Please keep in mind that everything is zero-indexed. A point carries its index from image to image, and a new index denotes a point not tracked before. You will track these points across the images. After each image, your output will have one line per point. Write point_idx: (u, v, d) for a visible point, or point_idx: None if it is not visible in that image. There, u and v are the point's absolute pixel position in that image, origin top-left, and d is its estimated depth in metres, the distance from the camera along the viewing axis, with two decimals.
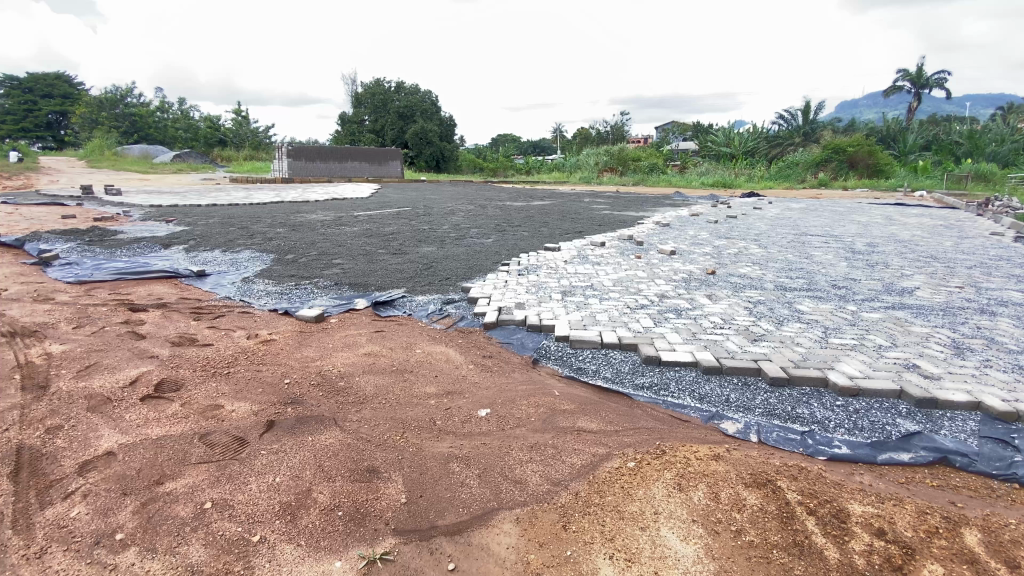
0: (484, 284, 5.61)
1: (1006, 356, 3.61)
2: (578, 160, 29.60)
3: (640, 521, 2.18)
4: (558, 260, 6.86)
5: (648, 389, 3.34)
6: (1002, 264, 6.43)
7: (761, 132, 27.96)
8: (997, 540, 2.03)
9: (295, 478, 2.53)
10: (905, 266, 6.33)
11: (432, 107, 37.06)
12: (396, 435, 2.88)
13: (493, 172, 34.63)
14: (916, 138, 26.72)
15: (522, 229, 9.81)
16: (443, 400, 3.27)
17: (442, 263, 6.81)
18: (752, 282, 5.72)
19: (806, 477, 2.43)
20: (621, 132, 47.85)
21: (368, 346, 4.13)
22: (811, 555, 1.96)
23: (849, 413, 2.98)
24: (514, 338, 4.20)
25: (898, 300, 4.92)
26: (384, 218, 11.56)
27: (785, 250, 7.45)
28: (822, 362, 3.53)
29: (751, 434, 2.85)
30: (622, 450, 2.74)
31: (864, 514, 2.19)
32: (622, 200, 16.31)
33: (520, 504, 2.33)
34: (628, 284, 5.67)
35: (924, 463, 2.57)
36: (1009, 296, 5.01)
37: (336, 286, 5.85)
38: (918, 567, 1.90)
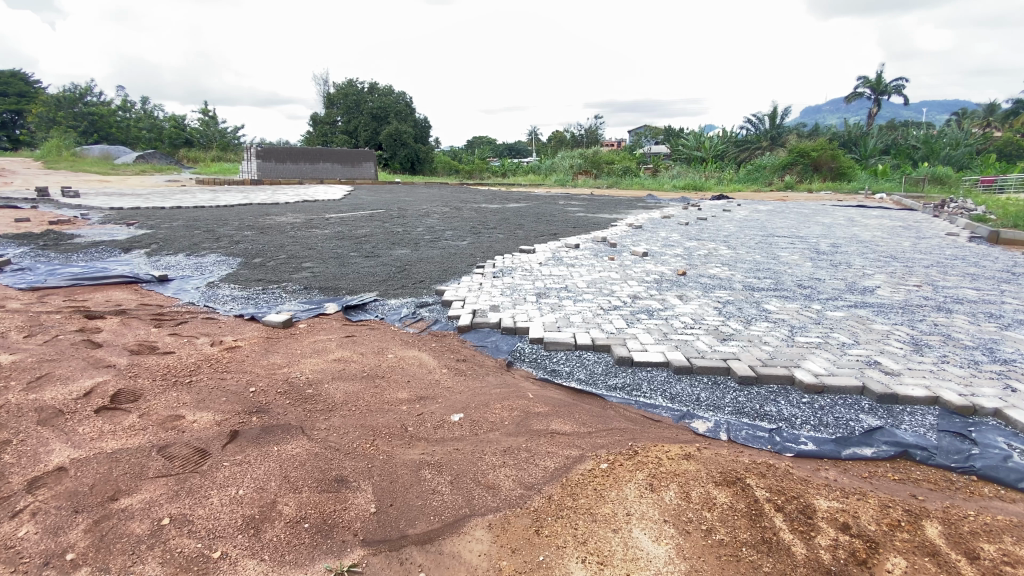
0: (459, 287, 5.55)
1: (961, 352, 3.75)
2: (554, 163, 29.88)
3: (613, 523, 2.18)
4: (533, 262, 6.86)
5: (620, 390, 3.35)
6: (957, 263, 6.72)
7: (729, 137, 28.76)
8: (956, 532, 2.09)
9: (260, 490, 2.43)
10: (867, 266, 6.55)
11: (406, 108, 36.76)
12: (366, 443, 2.81)
13: (468, 174, 34.55)
14: (876, 143, 27.82)
15: (497, 231, 9.78)
16: (415, 406, 3.21)
17: (415, 266, 6.73)
18: (722, 282, 5.83)
19: (773, 474, 2.47)
20: (595, 135, 48.54)
21: (339, 351, 4.03)
22: (779, 551, 1.99)
23: (814, 409, 3.05)
24: (488, 341, 4.16)
25: (860, 299, 5.07)
26: (357, 220, 11.37)
27: (753, 251, 7.63)
28: (788, 361, 3.60)
29: (721, 432, 2.88)
30: (595, 452, 2.73)
31: (829, 509, 2.23)
32: (596, 203, 16.50)
33: (492, 510, 2.30)
34: (601, 285, 5.70)
35: (886, 457, 2.64)
36: (963, 294, 5.23)
37: (305, 290, 5.71)
38: (881, 560, 1.94)
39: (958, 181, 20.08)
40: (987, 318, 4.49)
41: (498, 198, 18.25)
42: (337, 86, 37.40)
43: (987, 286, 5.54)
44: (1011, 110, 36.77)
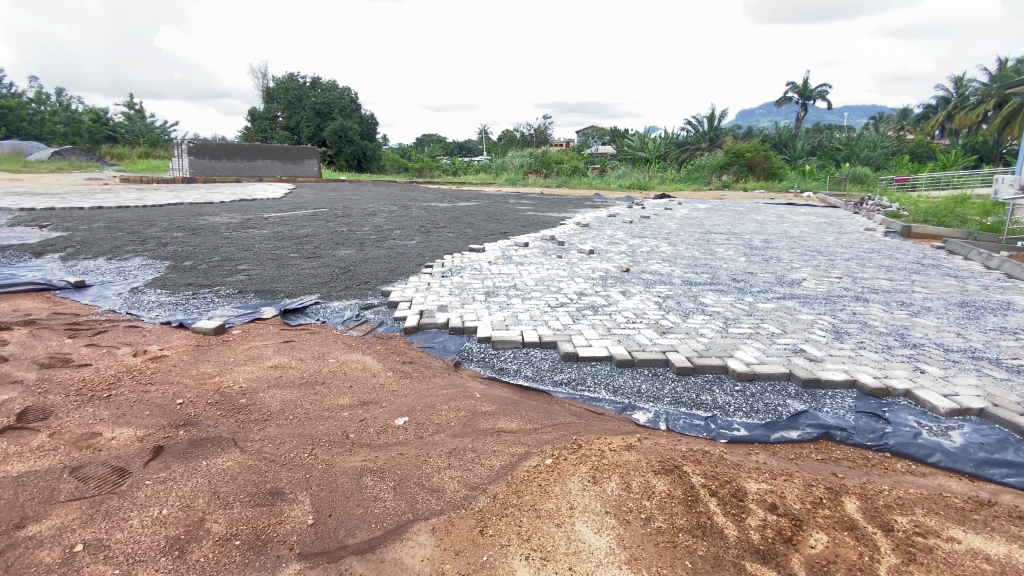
0: (406, 287, 5.45)
1: (876, 339, 4.06)
2: (504, 163, 30.03)
3: (556, 517, 2.19)
4: (482, 261, 6.83)
5: (566, 385, 3.40)
6: (874, 256, 7.27)
7: (670, 138, 30.04)
8: (872, 507, 2.26)
9: (186, 509, 2.28)
10: (795, 260, 6.97)
11: (351, 104, 35.72)
12: (304, 452, 2.69)
13: (417, 173, 33.97)
14: (804, 145, 29.75)
15: (446, 230, 9.68)
16: (358, 411, 3.11)
17: (360, 266, 6.54)
18: (663, 277, 6.03)
19: (709, 460, 2.58)
20: (543, 136, 49.30)
21: (276, 358, 3.85)
22: (713, 535, 2.07)
23: (746, 397, 3.21)
24: (435, 341, 4.10)
25: (789, 292, 5.39)
26: (298, 220, 10.92)
27: (692, 248, 7.96)
28: (722, 351, 3.78)
29: (661, 422, 2.98)
30: (540, 448, 2.75)
31: (759, 491, 2.35)
32: (546, 202, 16.70)
33: (436, 513, 2.25)
34: (549, 283, 5.76)
35: (810, 439, 2.81)
36: (878, 284, 5.68)
37: (240, 294, 5.41)
38: (804, 536, 2.06)
39: (875, 181, 21.76)
40: (899, 306, 4.89)
41: (447, 197, 18.10)
42: (276, 80, 35.81)
43: (899, 277, 6.03)
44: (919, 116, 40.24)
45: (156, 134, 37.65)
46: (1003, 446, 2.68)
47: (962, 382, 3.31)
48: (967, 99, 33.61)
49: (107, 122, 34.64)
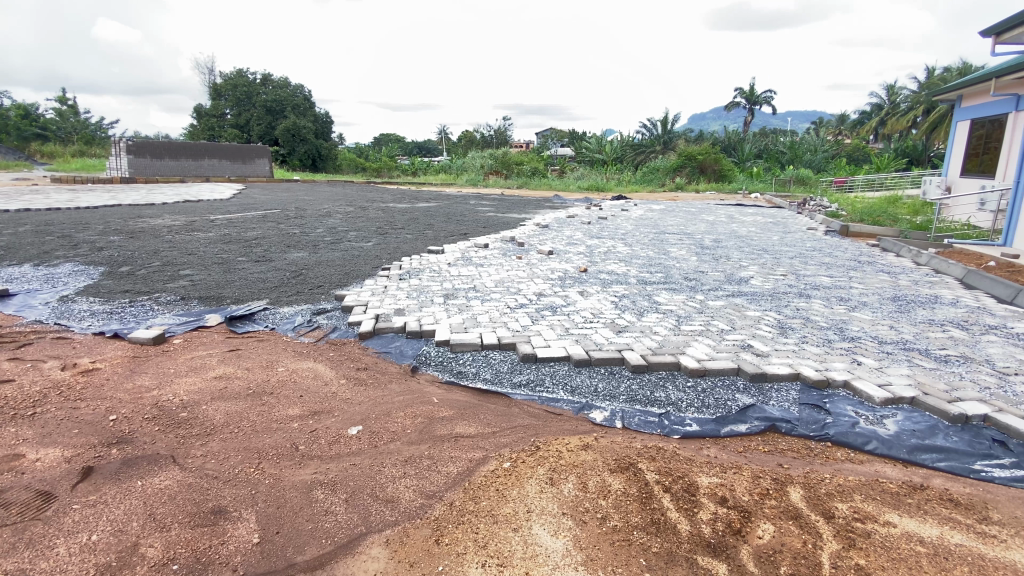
0: (361, 291, 5.30)
1: (818, 333, 4.27)
2: (464, 163, 29.94)
3: (513, 522, 2.17)
4: (440, 263, 6.76)
5: (524, 387, 3.38)
6: (815, 254, 7.67)
7: (626, 141, 30.79)
8: (815, 495, 2.36)
9: (118, 533, 2.12)
10: (743, 258, 7.26)
11: (304, 102, 34.68)
12: (249, 467, 2.56)
13: (375, 173, 33.31)
14: (751, 148, 31.11)
15: (403, 232, 9.52)
16: (309, 422, 2.99)
17: (313, 270, 6.34)
18: (619, 277, 6.15)
19: (662, 456, 2.63)
20: (503, 137, 49.44)
21: (221, 368, 3.66)
22: (667, 531, 2.10)
23: (697, 392, 3.30)
24: (391, 346, 4.01)
25: (738, 289, 5.59)
26: (246, 222, 10.46)
27: (647, 247, 8.15)
28: (675, 348, 3.87)
29: (617, 420, 3.02)
30: (498, 451, 2.72)
31: (710, 484, 2.41)
32: (506, 203, 16.73)
33: (390, 524, 2.18)
34: (509, 284, 5.75)
35: (757, 432, 2.91)
36: (818, 281, 5.98)
37: (182, 301, 5.13)
38: (752, 527, 2.13)
39: (816, 182, 23.00)
40: (837, 302, 5.16)
41: (405, 197, 17.83)
42: (224, 76, 34.35)
43: (838, 274, 6.37)
44: (855, 121, 42.84)
45: (92, 131, 35.32)
46: (932, 432, 2.86)
47: (895, 372, 3.52)
48: (897, 106, 36.01)
49: (36, 117, 32.22)
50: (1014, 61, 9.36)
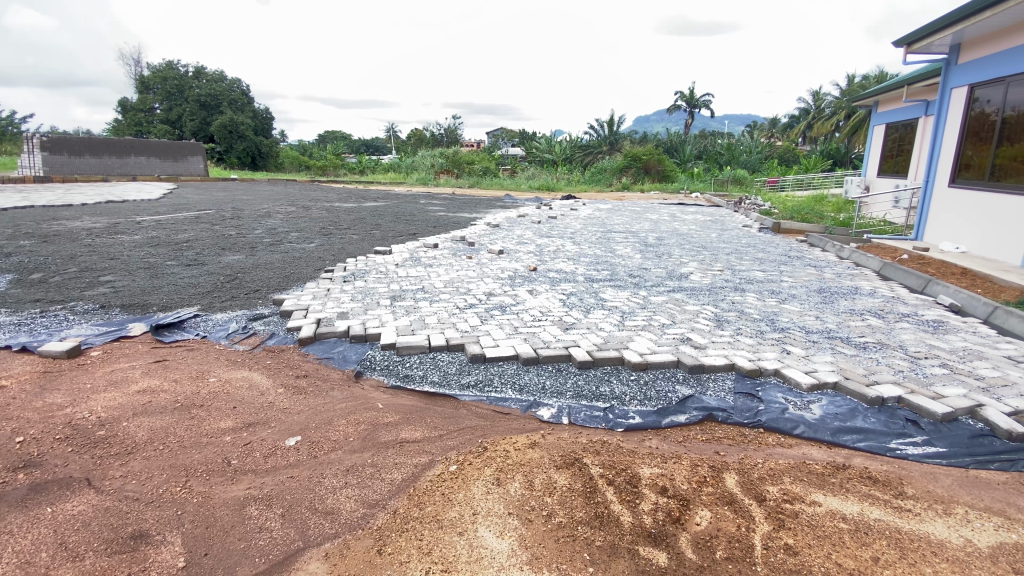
0: (302, 295, 5.10)
1: (751, 325, 4.49)
2: (414, 162, 29.49)
3: (458, 526, 2.14)
4: (387, 263, 6.60)
5: (473, 388, 3.35)
6: (749, 250, 8.09)
7: (575, 141, 31.43)
8: (749, 479, 2.47)
9: (24, 566, 1.93)
10: (684, 255, 7.55)
11: (241, 97, 33.04)
12: (175, 486, 2.40)
13: (319, 172, 32.15)
14: (692, 149, 32.46)
15: (349, 233, 9.23)
16: (242, 434, 2.83)
17: (250, 273, 6.04)
18: (567, 275, 6.23)
19: (606, 450, 2.69)
20: (455, 135, 49.26)
21: (145, 381, 3.40)
22: (610, 524, 2.14)
23: (640, 386, 3.39)
24: (334, 352, 3.87)
25: (679, 285, 5.80)
26: (178, 224, 9.83)
27: (594, 246, 8.32)
28: (620, 343, 3.97)
29: (563, 417, 3.05)
30: (445, 455, 2.68)
31: (651, 475, 2.48)
32: (457, 202, 16.62)
33: (330, 537, 2.10)
34: (458, 284, 5.70)
35: (696, 421, 3.02)
36: (752, 275, 6.30)
37: (102, 309, 4.75)
38: (691, 515, 2.21)
39: (752, 182, 24.29)
40: (769, 294, 5.45)
41: (352, 197, 17.35)
42: (152, 67, 32.21)
43: (770, 268, 6.74)
44: (785, 125, 45.59)
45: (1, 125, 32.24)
46: (853, 414, 3.08)
47: (820, 359, 3.76)
48: (822, 111, 38.63)
49: None
50: (922, 70, 10.24)
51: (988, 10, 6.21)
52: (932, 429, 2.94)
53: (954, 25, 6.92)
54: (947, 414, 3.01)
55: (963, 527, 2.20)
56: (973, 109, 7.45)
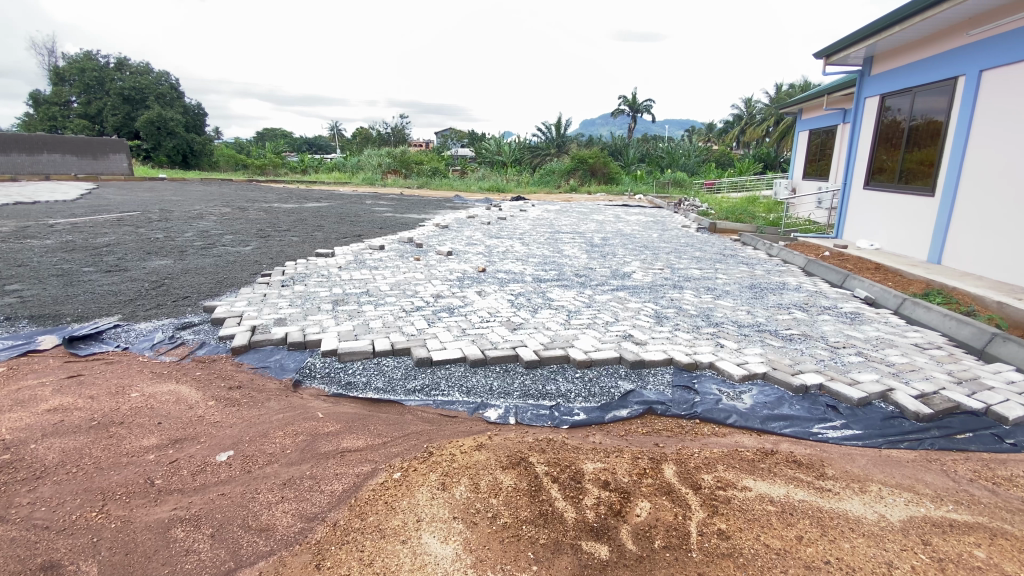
0: (236, 301, 4.85)
1: (688, 320, 4.69)
2: (359, 162, 28.73)
3: (401, 534, 2.10)
4: (330, 266, 6.38)
5: (419, 392, 3.31)
6: (688, 249, 8.45)
7: (523, 142, 31.72)
8: (685, 469, 2.58)
9: None
10: (626, 254, 7.79)
11: (170, 91, 31.07)
12: (90, 512, 2.21)
13: (257, 172, 30.63)
14: (636, 152, 33.55)
15: (288, 235, 8.85)
16: (168, 452, 2.65)
17: (178, 279, 5.67)
18: (516, 276, 6.27)
19: (551, 448, 2.73)
20: (402, 134, 48.48)
21: (57, 399, 3.11)
22: (554, 521, 2.17)
23: (584, 382, 3.47)
24: (270, 360, 3.70)
25: (622, 283, 5.97)
26: (97, 227, 9.11)
27: (542, 246, 8.43)
28: (565, 342, 4.03)
29: (510, 417, 3.07)
30: (389, 462, 2.62)
31: (594, 470, 2.55)
32: (405, 203, 16.34)
33: (264, 555, 2.00)
34: (404, 287, 5.59)
35: (637, 415, 3.12)
36: (691, 273, 6.57)
37: (5, 322, 4.31)
38: (631, 506, 2.28)
39: (691, 184, 25.38)
40: (705, 291, 5.71)
41: (292, 197, 16.66)
42: (67, 57, 29.72)
43: (706, 266, 7.07)
44: (721, 130, 48.00)
45: None
46: (780, 402, 3.28)
47: (750, 352, 3.98)
48: (754, 117, 40.97)
49: None
50: (840, 80, 11.05)
51: (896, 26, 6.80)
52: (850, 413, 3.19)
53: (867, 39, 7.54)
54: (862, 398, 3.26)
55: (876, 503, 2.39)
56: (884, 118, 8.12)
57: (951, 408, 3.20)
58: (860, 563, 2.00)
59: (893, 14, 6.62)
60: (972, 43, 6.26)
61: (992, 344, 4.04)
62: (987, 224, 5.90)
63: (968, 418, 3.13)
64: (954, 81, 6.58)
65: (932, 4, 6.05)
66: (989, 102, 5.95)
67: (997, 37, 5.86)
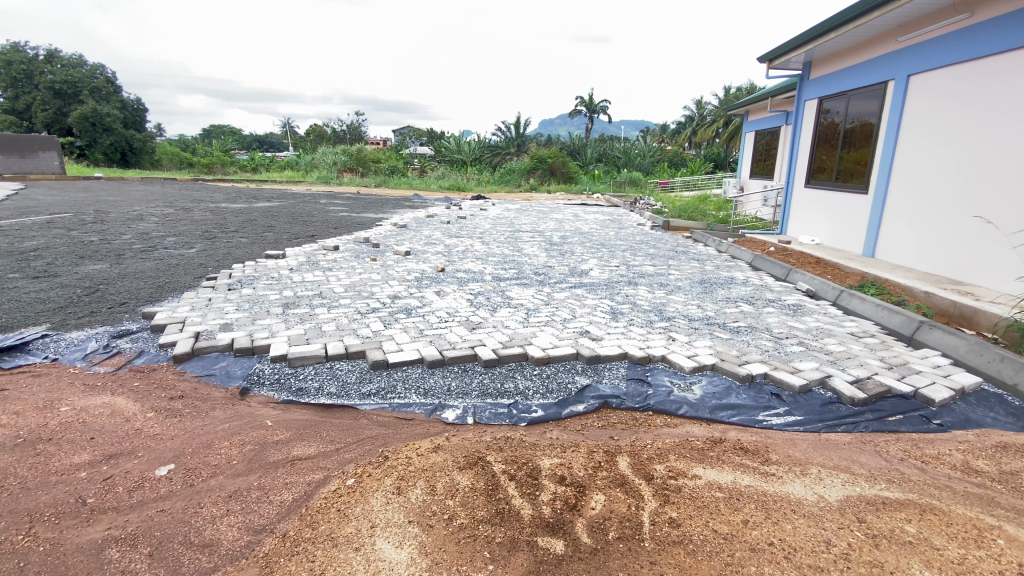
0: (179, 307, 4.62)
1: (642, 315, 4.81)
2: (314, 160, 27.89)
3: (354, 542, 2.05)
4: (281, 268, 6.16)
5: (374, 396, 3.25)
6: (643, 246, 8.67)
7: (483, 141, 31.66)
8: (639, 461, 2.64)
9: None
10: (584, 252, 7.92)
11: (106, 85, 29.29)
12: (14, 535, 2.05)
13: (204, 171, 29.25)
14: (594, 152, 34.09)
15: (236, 236, 8.49)
16: (102, 469, 2.50)
17: (114, 284, 5.35)
18: (475, 275, 6.24)
19: (509, 446, 2.74)
20: (359, 132, 47.41)
21: None
22: (510, 519, 2.18)
23: (542, 379, 3.49)
24: (215, 368, 3.55)
25: (579, 281, 6.06)
26: (23, 230, 8.48)
27: (501, 245, 8.44)
28: (523, 340, 4.05)
29: (468, 417, 3.06)
30: (342, 469, 2.56)
31: (551, 465, 2.57)
32: (362, 202, 15.98)
33: (208, 571, 1.91)
34: (360, 288, 5.47)
35: (593, 409, 3.18)
36: (645, 270, 6.74)
37: None
38: (587, 499, 2.32)
39: (647, 182, 26.00)
40: (659, 287, 5.87)
41: (242, 197, 15.98)
42: None
43: (659, 262, 7.28)
44: (675, 130, 49.42)
45: None
46: (727, 392, 3.41)
47: (701, 344, 4.12)
48: (705, 119, 42.45)
49: None
50: (783, 84, 11.60)
51: (833, 32, 7.19)
52: (792, 400, 3.35)
53: (806, 44, 7.94)
54: (803, 386, 3.44)
55: (816, 484, 2.52)
56: (823, 120, 8.57)
57: (883, 392, 3.43)
58: (801, 542, 2.11)
59: (829, 20, 7.00)
60: (901, 49, 6.69)
61: (920, 331, 4.34)
62: (916, 219, 6.31)
63: (898, 401, 3.36)
64: (884, 85, 7.01)
65: (864, 12, 6.44)
66: (917, 104, 6.37)
67: (923, 43, 6.28)
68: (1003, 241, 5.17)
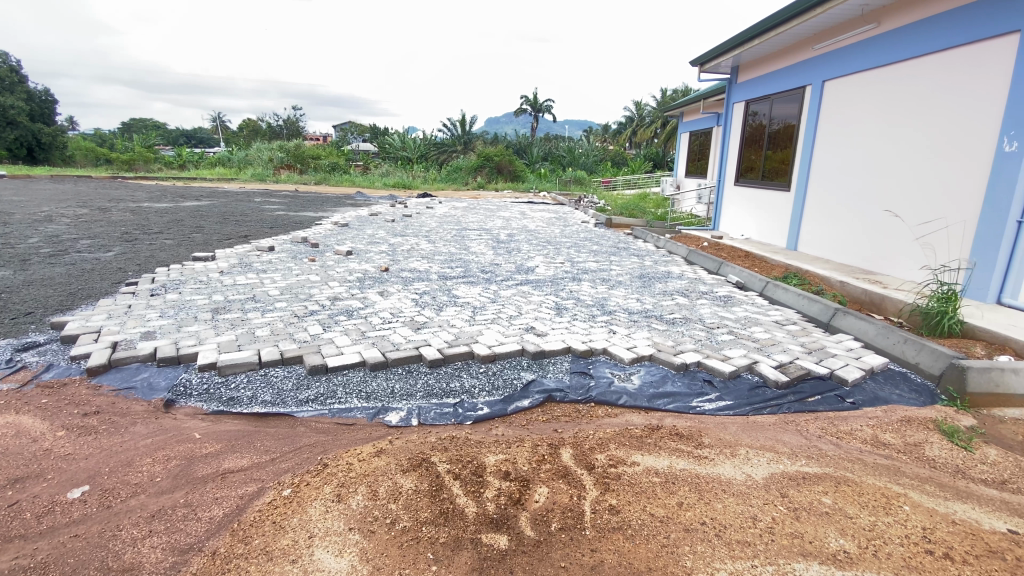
0: (95, 315, 4.28)
1: (585, 310, 4.93)
2: (248, 157, 26.48)
3: (291, 553, 1.99)
4: (210, 272, 5.81)
5: (312, 402, 3.14)
6: (586, 243, 8.88)
7: (428, 139, 31.25)
8: (581, 452, 2.71)
9: None
10: (529, 250, 8.02)
11: (8, 74, 26.59)
12: None
13: (124, 168, 27.04)
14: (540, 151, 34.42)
15: (161, 238, 7.93)
16: (4, 494, 2.28)
17: (18, 292, 4.88)
18: (421, 274, 6.16)
19: (454, 445, 2.73)
20: (297, 128, 45.49)
21: None
22: (454, 518, 2.18)
23: (488, 376, 3.51)
24: (135, 380, 3.31)
25: (525, 278, 6.12)
26: None
27: (448, 244, 8.39)
28: (469, 338, 4.05)
29: (413, 418, 3.03)
30: (278, 479, 2.47)
31: (495, 462, 2.60)
32: (301, 201, 15.34)
33: None
34: (298, 290, 5.27)
35: (537, 404, 3.23)
36: (588, 266, 6.90)
37: None
38: (530, 494, 2.35)
39: (592, 181, 26.49)
40: (601, 282, 6.04)
41: (168, 196, 14.94)
42: None
43: (601, 259, 7.49)
44: (618, 129, 50.71)
45: None
46: (664, 380, 3.57)
47: (640, 336, 4.27)
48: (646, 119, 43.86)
49: None
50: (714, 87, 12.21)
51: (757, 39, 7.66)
52: (722, 386, 3.55)
53: (734, 49, 8.42)
54: (732, 372, 3.65)
55: (744, 464, 2.69)
56: (750, 122, 9.10)
57: (803, 374, 3.69)
58: (730, 520, 2.24)
59: (754, 27, 7.44)
60: (818, 56, 7.22)
61: (835, 318, 4.71)
62: (833, 214, 6.81)
63: (816, 383, 3.63)
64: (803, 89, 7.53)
65: (784, 20, 6.90)
66: (833, 107, 6.87)
67: (836, 51, 6.81)
68: (907, 233, 5.67)
